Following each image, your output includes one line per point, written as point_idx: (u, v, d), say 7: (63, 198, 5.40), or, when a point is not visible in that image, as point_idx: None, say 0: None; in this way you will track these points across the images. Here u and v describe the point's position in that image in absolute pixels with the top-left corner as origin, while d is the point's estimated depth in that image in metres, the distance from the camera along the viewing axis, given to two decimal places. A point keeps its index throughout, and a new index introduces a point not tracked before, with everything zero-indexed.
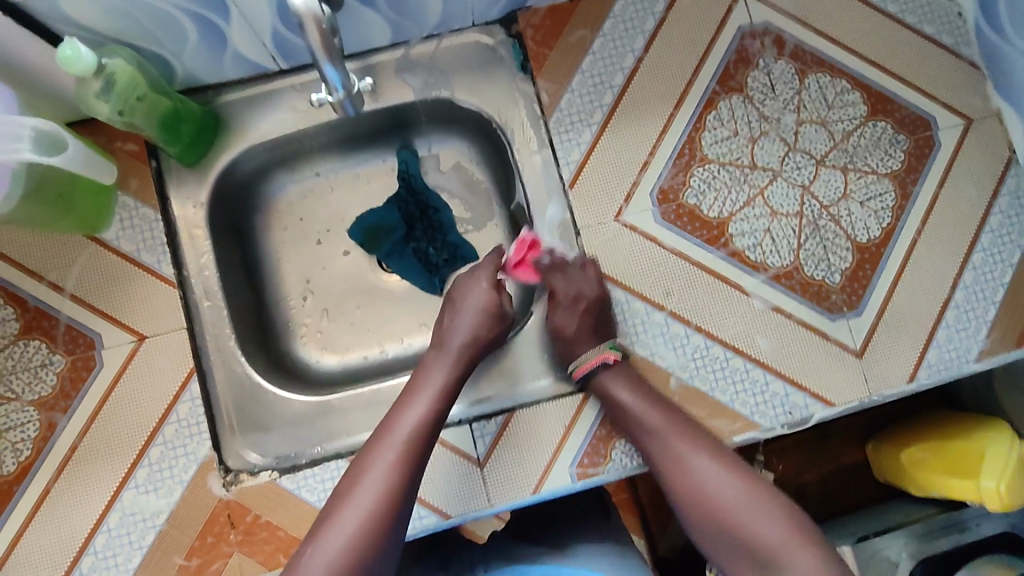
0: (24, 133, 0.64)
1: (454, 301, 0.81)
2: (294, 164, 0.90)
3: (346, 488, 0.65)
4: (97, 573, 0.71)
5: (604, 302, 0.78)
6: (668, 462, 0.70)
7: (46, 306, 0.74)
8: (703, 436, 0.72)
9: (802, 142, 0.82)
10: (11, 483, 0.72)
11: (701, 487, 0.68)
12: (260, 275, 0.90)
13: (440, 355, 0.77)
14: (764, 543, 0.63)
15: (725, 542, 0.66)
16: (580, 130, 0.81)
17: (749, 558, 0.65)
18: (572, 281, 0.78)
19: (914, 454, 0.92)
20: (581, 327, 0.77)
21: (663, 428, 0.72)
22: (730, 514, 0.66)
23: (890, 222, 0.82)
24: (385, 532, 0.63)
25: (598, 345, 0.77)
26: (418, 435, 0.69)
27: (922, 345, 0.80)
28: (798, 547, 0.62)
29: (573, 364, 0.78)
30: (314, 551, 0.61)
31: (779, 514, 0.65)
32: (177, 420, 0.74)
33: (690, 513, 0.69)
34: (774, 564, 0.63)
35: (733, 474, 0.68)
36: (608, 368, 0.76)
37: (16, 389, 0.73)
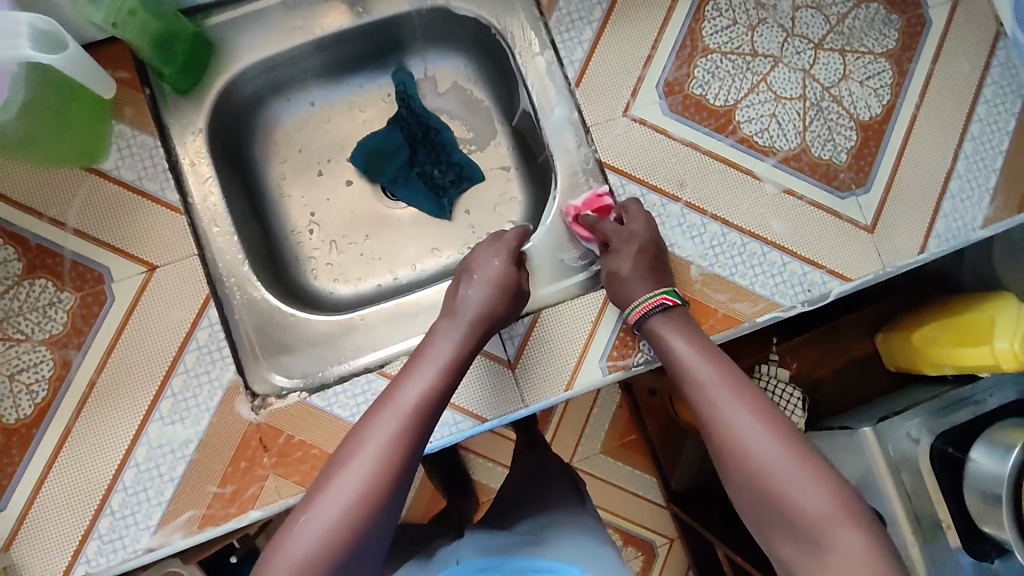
0: (20, 30, 0.62)
1: (468, 271, 0.77)
2: (287, 92, 0.88)
3: (344, 453, 0.63)
4: (129, 509, 0.69)
5: (657, 244, 0.76)
6: (713, 417, 0.66)
7: (48, 242, 0.71)
8: (755, 394, 0.66)
9: (799, 27, 0.83)
10: (30, 426, 0.69)
11: (746, 444, 0.63)
12: (264, 209, 0.88)
13: (451, 326, 0.72)
14: (809, 519, 0.59)
15: (764, 506, 0.62)
16: (580, 28, 0.80)
17: (788, 527, 0.61)
18: (625, 223, 0.77)
19: (926, 332, 0.95)
20: (638, 272, 0.75)
21: (712, 381, 0.67)
22: (773, 480, 0.61)
23: (890, 98, 0.83)
24: (378, 508, 0.61)
25: (653, 289, 0.74)
26: (420, 408, 0.66)
27: (930, 216, 0.82)
28: (847, 530, 0.58)
29: (628, 308, 0.75)
30: (308, 519, 0.60)
31: (824, 487, 0.60)
32: (197, 347, 0.72)
33: (731, 472, 0.64)
34: (818, 539, 0.59)
35: (777, 437, 0.63)
36: (664, 311, 0.73)
37: (25, 330, 0.70)
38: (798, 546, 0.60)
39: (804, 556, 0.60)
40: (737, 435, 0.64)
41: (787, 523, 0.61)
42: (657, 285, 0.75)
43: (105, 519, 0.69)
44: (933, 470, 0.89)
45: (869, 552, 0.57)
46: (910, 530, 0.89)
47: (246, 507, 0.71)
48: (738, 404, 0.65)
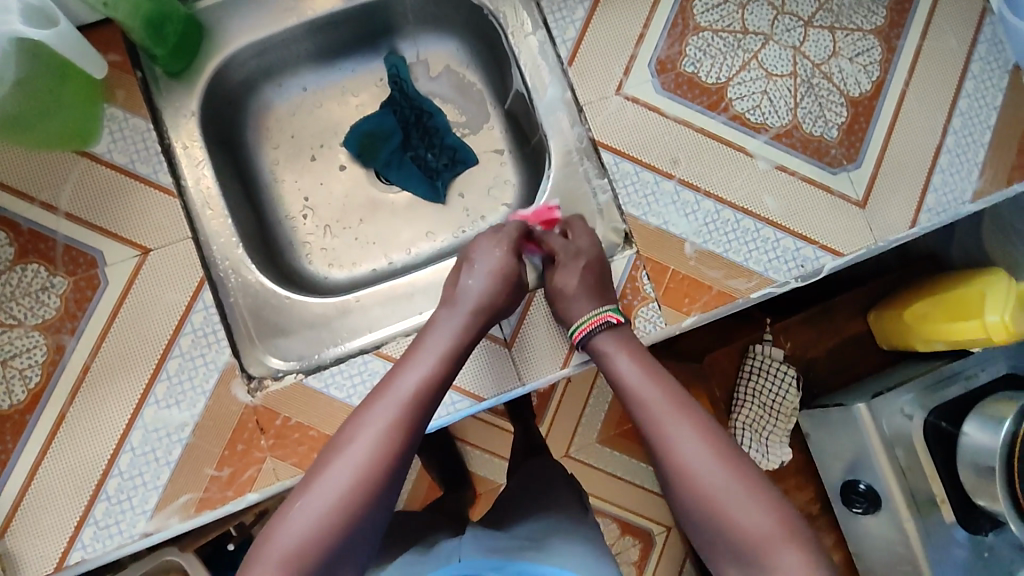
0: (12, 5, 0.63)
1: (468, 261, 0.76)
2: (279, 76, 0.88)
3: (343, 438, 0.63)
4: (125, 495, 0.69)
5: (603, 263, 0.77)
6: (658, 438, 0.64)
7: (39, 227, 0.70)
8: (700, 416, 0.65)
9: (789, 5, 0.83)
10: (23, 412, 0.69)
11: (690, 469, 0.62)
12: (257, 195, 0.87)
13: (451, 316, 0.72)
14: (750, 540, 0.59)
15: (708, 528, 0.62)
16: (572, 8, 0.81)
17: (732, 550, 0.60)
18: (572, 239, 0.78)
19: (916, 310, 0.96)
20: (585, 287, 0.74)
21: (656, 404, 0.66)
22: (715, 501, 0.61)
23: (879, 75, 0.84)
24: (373, 499, 0.60)
25: (599, 305, 0.74)
26: (421, 395, 0.65)
27: (920, 191, 0.83)
28: (786, 549, 0.58)
29: (572, 326, 0.74)
30: (302, 504, 0.59)
31: (767, 507, 0.60)
32: (192, 330, 0.71)
33: (677, 496, 0.63)
34: (759, 560, 0.58)
35: (722, 459, 0.62)
36: (610, 329, 0.72)
37: (18, 315, 0.70)
38: (742, 567, 0.60)
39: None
40: (681, 456, 0.63)
41: (730, 544, 0.60)
42: (602, 303, 0.74)
43: (101, 504, 0.69)
44: (928, 445, 0.90)
45: (811, 573, 0.57)
46: (904, 504, 0.90)
47: (244, 490, 0.71)
48: (682, 426, 0.64)
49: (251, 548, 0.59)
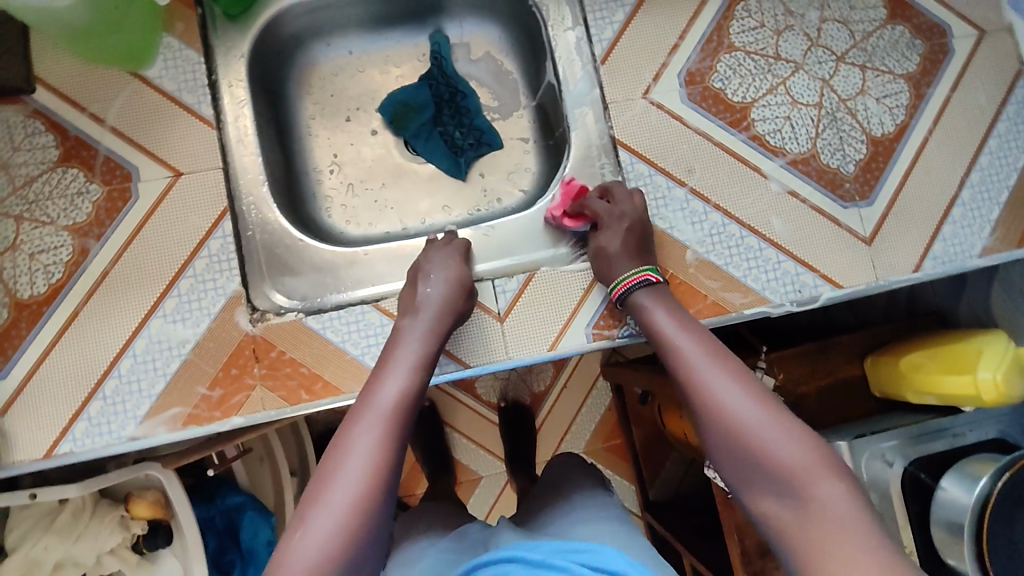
0: None
1: (423, 273, 0.77)
2: (328, 37, 0.93)
3: (329, 463, 0.60)
4: (120, 397, 0.73)
5: (645, 225, 0.79)
6: (693, 380, 0.65)
7: (86, 136, 0.76)
8: (732, 359, 0.66)
9: (824, 38, 0.86)
10: (41, 303, 0.74)
11: (724, 401, 0.62)
12: (290, 144, 0.92)
13: (414, 325, 0.72)
14: (787, 469, 0.58)
15: (744, 461, 0.61)
16: (613, 10, 0.84)
17: (769, 482, 0.59)
18: (615, 202, 0.79)
19: (913, 359, 0.92)
20: (625, 250, 0.77)
21: (693, 347, 0.67)
22: (754, 436, 0.60)
23: (904, 119, 0.85)
24: (376, 514, 0.58)
25: (637, 267, 0.76)
26: (401, 406, 0.64)
27: (928, 238, 0.83)
28: (825, 477, 0.57)
29: (611, 284, 0.77)
30: (304, 532, 0.56)
31: (803, 440, 0.60)
32: (208, 255, 0.76)
33: (711, 431, 0.63)
34: (798, 492, 0.57)
35: (756, 398, 0.63)
36: (651, 287, 0.75)
37: (51, 215, 0.75)
38: (781, 502, 0.59)
39: (786, 514, 0.58)
40: (719, 394, 0.63)
41: (767, 479, 0.59)
42: (640, 264, 0.77)
43: (96, 402, 0.73)
44: (904, 497, 0.88)
45: (849, 501, 0.56)
46: None
47: (230, 413, 0.74)
48: (719, 369, 0.65)
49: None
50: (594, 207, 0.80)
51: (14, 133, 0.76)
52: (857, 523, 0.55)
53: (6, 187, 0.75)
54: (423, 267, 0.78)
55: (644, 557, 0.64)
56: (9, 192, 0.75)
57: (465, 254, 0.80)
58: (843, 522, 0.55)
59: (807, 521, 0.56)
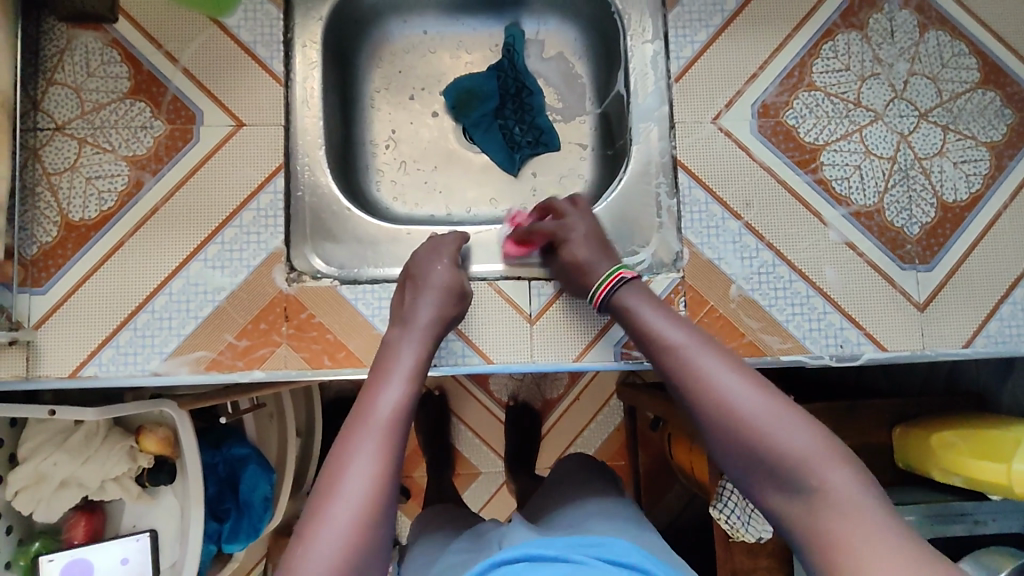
0: None
1: (415, 279, 0.74)
2: (406, 13, 0.94)
3: (327, 482, 0.57)
4: (149, 332, 0.74)
5: (598, 229, 0.79)
6: (687, 376, 0.62)
7: (158, 73, 0.77)
8: (722, 349, 0.64)
9: (909, 92, 0.82)
10: (90, 228, 0.75)
11: (721, 394, 0.60)
12: (352, 113, 0.92)
13: (406, 333, 0.69)
14: (794, 461, 0.56)
15: (747, 454, 0.58)
16: (696, 29, 0.82)
17: (776, 475, 0.57)
18: (562, 219, 0.79)
19: (945, 437, 0.85)
20: (594, 253, 0.76)
21: (681, 339, 0.65)
22: (756, 428, 0.58)
23: (979, 188, 0.82)
24: (381, 529, 0.55)
25: (609, 267, 0.75)
26: (399, 414, 0.61)
27: (985, 314, 0.80)
28: (835, 466, 0.55)
29: (591, 292, 0.75)
30: (307, 556, 0.53)
31: (806, 427, 0.58)
32: (256, 208, 0.76)
33: (711, 427, 0.60)
34: (805, 483, 0.56)
35: (753, 387, 0.60)
36: (628, 284, 0.73)
37: (114, 143, 0.76)
38: (789, 495, 0.57)
39: (795, 507, 0.56)
40: (718, 389, 0.60)
41: (773, 472, 0.58)
42: (612, 264, 0.75)
43: (126, 332, 0.74)
44: None
45: (859, 488, 0.55)
46: None
47: (252, 365, 0.75)
48: (712, 359, 0.62)
49: None
50: (544, 227, 0.79)
51: (91, 59, 0.77)
52: (870, 510, 0.53)
53: (74, 110, 0.76)
54: (414, 272, 0.75)
55: (654, 548, 0.64)
56: (77, 115, 0.76)
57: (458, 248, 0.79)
58: (856, 510, 0.53)
59: (820, 514, 0.55)
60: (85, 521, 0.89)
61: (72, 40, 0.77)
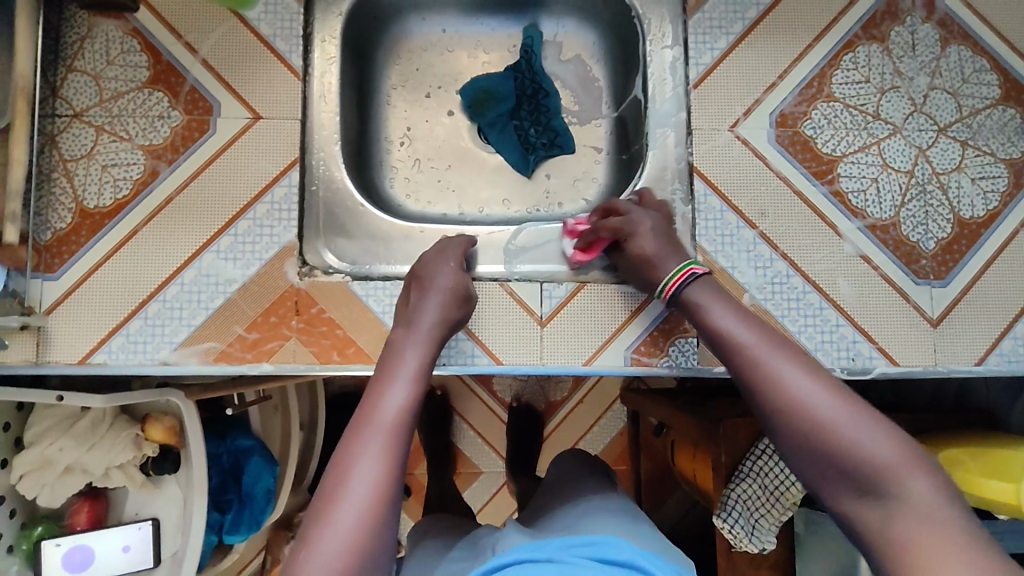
0: None
1: (421, 281, 0.73)
2: (425, 12, 0.94)
3: (331, 484, 0.56)
4: (159, 321, 0.74)
5: (664, 223, 0.76)
6: (758, 376, 0.60)
7: (177, 63, 0.77)
8: (795, 350, 0.62)
9: (928, 106, 0.82)
10: (104, 216, 0.75)
11: (794, 396, 0.58)
12: (368, 109, 0.92)
13: (411, 335, 0.69)
14: (874, 466, 0.54)
15: (821, 458, 0.56)
16: (716, 36, 0.82)
17: (853, 480, 0.55)
18: (624, 216, 0.77)
19: (954, 454, 0.84)
20: (663, 247, 0.73)
21: (751, 338, 0.63)
22: (834, 434, 0.55)
23: (997, 206, 0.81)
24: (385, 532, 0.55)
25: (679, 261, 0.72)
26: (403, 417, 0.61)
27: (998, 332, 0.79)
28: (915, 473, 0.53)
29: (659, 286, 0.73)
30: (310, 557, 0.53)
31: (886, 432, 0.55)
32: (270, 202, 0.76)
33: (782, 428, 0.58)
34: (884, 490, 0.53)
35: (829, 390, 0.58)
36: (697, 280, 0.71)
37: (130, 132, 0.76)
38: (867, 501, 0.54)
39: (872, 515, 0.54)
40: (793, 391, 0.58)
41: (850, 478, 0.55)
42: (681, 259, 0.73)
43: (136, 321, 0.74)
44: None
45: (942, 498, 0.52)
46: None
47: (261, 358, 0.74)
48: (785, 359, 0.60)
49: None
50: (605, 228, 0.78)
51: (111, 47, 0.77)
52: (955, 520, 0.51)
53: (93, 97, 0.77)
54: (420, 274, 0.74)
55: (652, 545, 0.63)
56: (95, 102, 0.77)
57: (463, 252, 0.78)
58: (940, 520, 0.51)
59: (897, 523, 0.52)
60: (89, 506, 0.89)
61: (92, 28, 0.78)
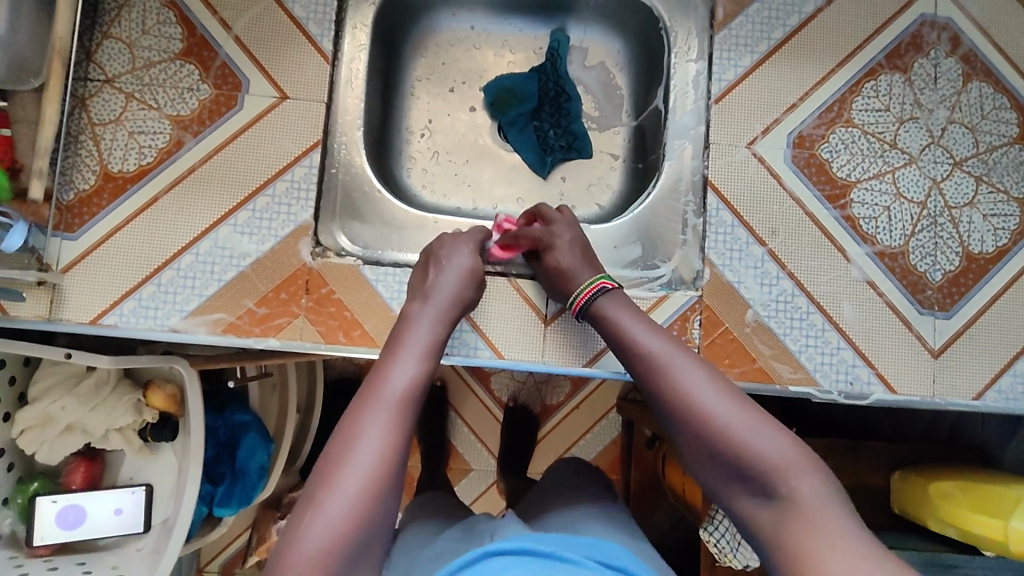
0: None
1: (438, 258, 0.74)
2: (456, 8, 0.95)
3: (338, 449, 0.57)
4: (171, 289, 0.75)
5: (581, 238, 0.79)
6: (663, 385, 0.63)
7: (210, 38, 0.79)
8: (700, 360, 0.64)
9: (945, 140, 0.82)
10: (127, 181, 0.77)
11: (695, 403, 0.60)
12: (393, 98, 0.94)
13: (424, 311, 0.70)
14: (765, 467, 0.56)
15: (721, 461, 0.58)
16: (741, 53, 0.83)
17: (751, 483, 0.57)
18: (549, 227, 0.79)
19: (942, 487, 0.83)
20: (577, 261, 0.76)
21: (658, 348, 0.65)
22: (730, 437, 0.58)
23: (1007, 243, 0.81)
24: (387, 500, 0.56)
25: (591, 275, 0.75)
26: (412, 391, 0.62)
27: (998, 369, 0.80)
28: (803, 474, 0.55)
29: (571, 298, 0.75)
30: (314, 518, 0.54)
31: (781, 435, 0.58)
32: (290, 180, 0.78)
33: (686, 434, 0.61)
34: (773, 489, 0.55)
35: (727, 396, 0.60)
36: (607, 294, 0.73)
37: (159, 102, 0.78)
38: (760, 502, 0.56)
39: (765, 514, 0.56)
40: (693, 398, 0.61)
41: (746, 480, 0.57)
42: (592, 273, 0.75)
43: (150, 286, 0.75)
44: None
45: (828, 498, 0.54)
46: None
47: (268, 333, 0.76)
48: (689, 368, 0.63)
49: (271, 562, 0.54)
50: (532, 232, 0.79)
51: (147, 18, 0.79)
52: (839, 516, 0.53)
53: (126, 65, 0.78)
54: (438, 251, 0.75)
55: (643, 555, 0.66)
56: (127, 69, 0.78)
57: (479, 240, 0.79)
58: (822, 514, 0.53)
59: (789, 522, 0.54)
60: (85, 467, 0.90)
61: None
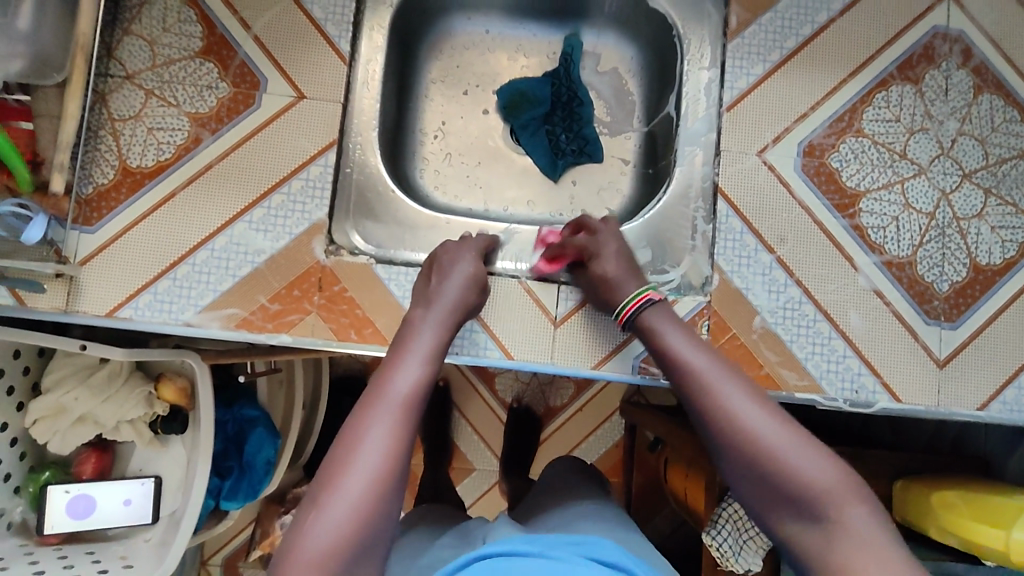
0: None
1: (442, 265, 0.75)
2: (471, 11, 0.96)
3: (343, 450, 0.58)
4: (186, 284, 0.76)
5: (626, 248, 0.79)
6: (709, 403, 0.64)
7: (230, 37, 0.80)
8: (745, 379, 0.65)
9: (955, 151, 0.83)
10: (145, 176, 0.78)
11: (743, 423, 0.61)
12: (407, 99, 0.95)
13: (427, 315, 0.71)
14: (812, 490, 0.57)
15: (766, 481, 0.59)
16: (753, 62, 0.84)
17: (795, 505, 0.58)
18: (592, 236, 0.80)
19: (945, 495, 0.84)
20: (623, 271, 0.76)
21: (704, 366, 0.66)
22: (777, 459, 0.59)
23: (1014, 255, 0.82)
24: (392, 500, 0.57)
25: (638, 286, 0.76)
26: (416, 393, 0.63)
27: (1002, 381, 0.80)
28: (850, 500, 0.56)
29: (618, 308, 0.75)
30: (319, 518, 0.55)
31: (827, 459, 0.59)
32: (305, 178, 0.79)
33: (731, 452, 0.62)
34: (821, 512, 0.57)
35: (774, 417, 0.61)
36: (653, 307, 0.74)
37: (178, 99, 0.79)
38: (804, 524, 0.58)
39: (810, 535, 0.57)
40: (740, 418, 0.61)
41: (790, 501, 0.59)
42: (640, 284, 0.76)
43: (165, 281, 0.76)
44: None
45: (873, 523, 0.56)
46: None
47: (280, 329, 0.77)
48: (734, 387, 0.64)
49: (276, 561, 0.55)
50: (574, 242, 0.80)
51: (168, 16, 0.80)
52: (885, 543, 0.54)
53: (146, 62, 0.79)
54: (440, 258, 0.76)
55: (640, 552, 0.66)
56: (147, 66, 0.79)
57: (483, 247, 0.80)
58: (868, 540, 0.54)
59: (835, 545, 0.55)
60: (95, 458, 0.92)
61: None
